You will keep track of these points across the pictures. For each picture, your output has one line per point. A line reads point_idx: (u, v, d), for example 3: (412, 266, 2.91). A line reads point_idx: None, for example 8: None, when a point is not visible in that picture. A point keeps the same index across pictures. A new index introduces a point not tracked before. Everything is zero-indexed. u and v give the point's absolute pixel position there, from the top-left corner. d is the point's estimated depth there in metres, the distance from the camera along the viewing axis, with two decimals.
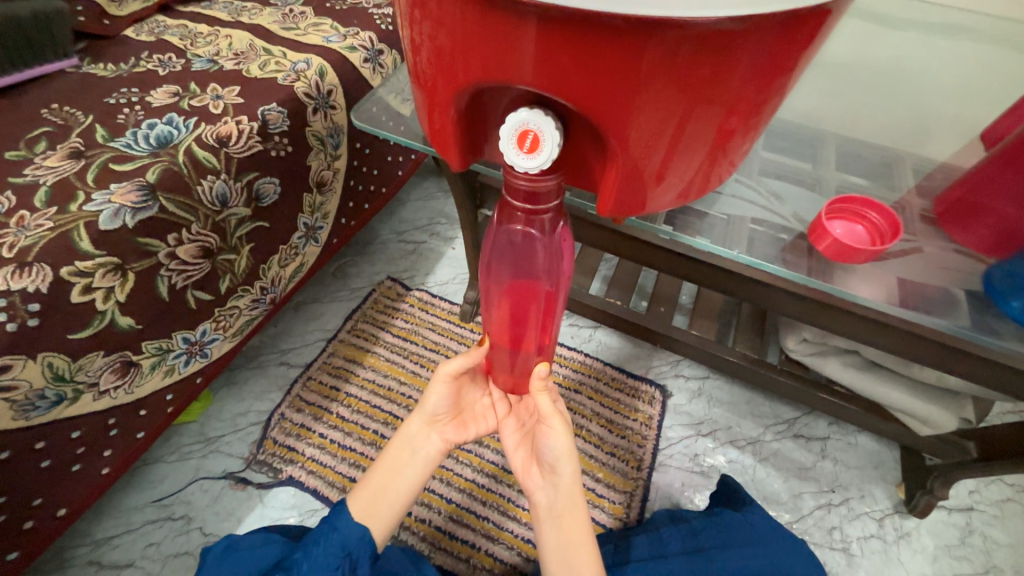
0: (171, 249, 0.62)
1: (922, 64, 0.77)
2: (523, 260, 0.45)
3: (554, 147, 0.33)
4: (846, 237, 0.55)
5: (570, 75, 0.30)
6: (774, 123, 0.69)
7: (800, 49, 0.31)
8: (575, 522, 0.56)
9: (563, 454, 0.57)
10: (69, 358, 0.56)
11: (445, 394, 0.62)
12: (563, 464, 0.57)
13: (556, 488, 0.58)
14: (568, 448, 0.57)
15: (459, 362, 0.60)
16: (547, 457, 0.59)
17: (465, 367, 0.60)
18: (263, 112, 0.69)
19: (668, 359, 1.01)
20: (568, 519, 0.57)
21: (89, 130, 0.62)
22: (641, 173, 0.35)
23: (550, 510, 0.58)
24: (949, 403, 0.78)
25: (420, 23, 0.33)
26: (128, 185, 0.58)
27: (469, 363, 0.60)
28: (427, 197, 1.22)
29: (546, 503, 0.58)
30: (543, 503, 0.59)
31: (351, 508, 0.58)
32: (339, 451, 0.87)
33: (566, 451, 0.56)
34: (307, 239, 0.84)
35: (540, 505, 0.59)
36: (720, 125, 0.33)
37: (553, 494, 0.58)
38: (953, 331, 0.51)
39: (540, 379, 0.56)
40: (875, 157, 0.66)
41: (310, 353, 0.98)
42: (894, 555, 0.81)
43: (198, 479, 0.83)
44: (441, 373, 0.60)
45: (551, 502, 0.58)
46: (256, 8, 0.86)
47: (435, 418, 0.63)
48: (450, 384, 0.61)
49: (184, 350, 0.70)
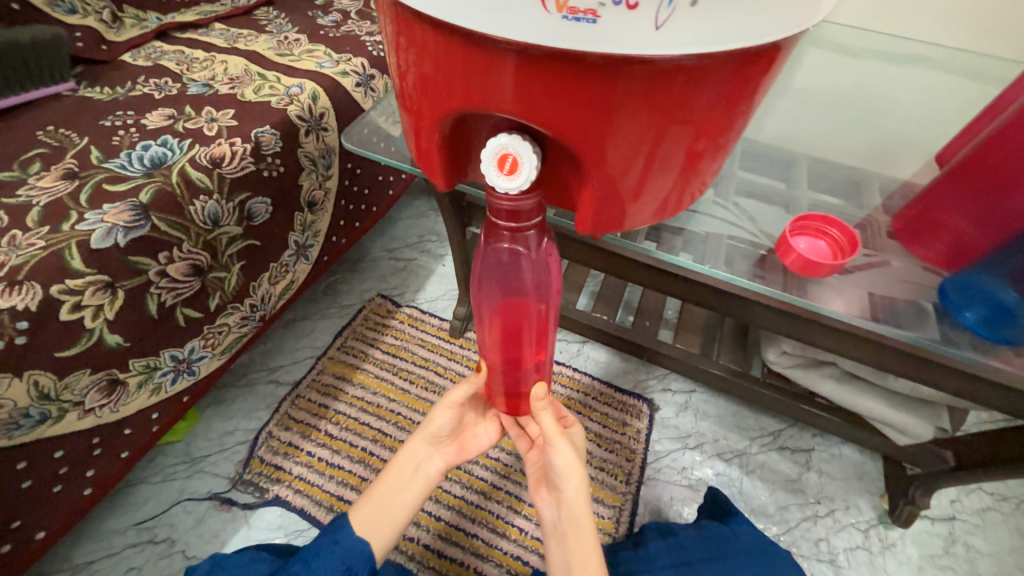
0: (161, 267, 0.63)
1: (888, 87, 0.81)
2: (511, 279, 0.46)
3: (532, 168, 0.35)
4: (811, 252, 0.58)
5: (547, 103, 0.32)
6: (747, 146, 0.72)
7: (759, 79, 0.33)
8: (582, 535, 0.56)
9: (567, 471, 0.57)
10: (55, 376, 0.56)
11: (449, 418, 0.63)
12: (566, 481, 0.57)
13: (560, 504, 0.59)
14: (572, 464, 0.57)
15: (462, 390, 0.61)
16: (552, 475, 0.59)
17: (466, 394, 0.61)
18: (257, 134, 0.71)
19: (655, 373, 1.02)
20: (573, 536, 0.57)
21: (84, 151, 0.64)
22: (619, 191, 0.37)
23: (556, 527, 0.59)
24: (924, 413, 0.80)
25: (406, 51, 0.35)
26: (121, 205, 0.59)
27: (473, 391, 0.61)
28: (418, 215, 1.24)
29: (552, 519, 0.60)
30: (550, 520, 0.61)
31: (352, 521, 0.58)
32: (326, 470, 0.86)
33: (571, 466, 0.57)
34: (298, 256, 0.85)
35: (549, 522, 0.61)
36: (689, 147, 0.35)
37: (558, 511, 0.60)
38: (919, 342, 0.53)
39: (540, 399, 0.56)
40: (841, 179, 0.70)
41: (299, 370, 0.98)
42: (880, 566, 0.82)
43: (182, 500, 0.82)
44: (446, 399, 0.62)
45: (556, 519, 0.60)
46: (252, 35, 0.89)
47: (439, 439, 0.63)
48: (456, 409, 0.62)
49: (172, 367, 0.70)
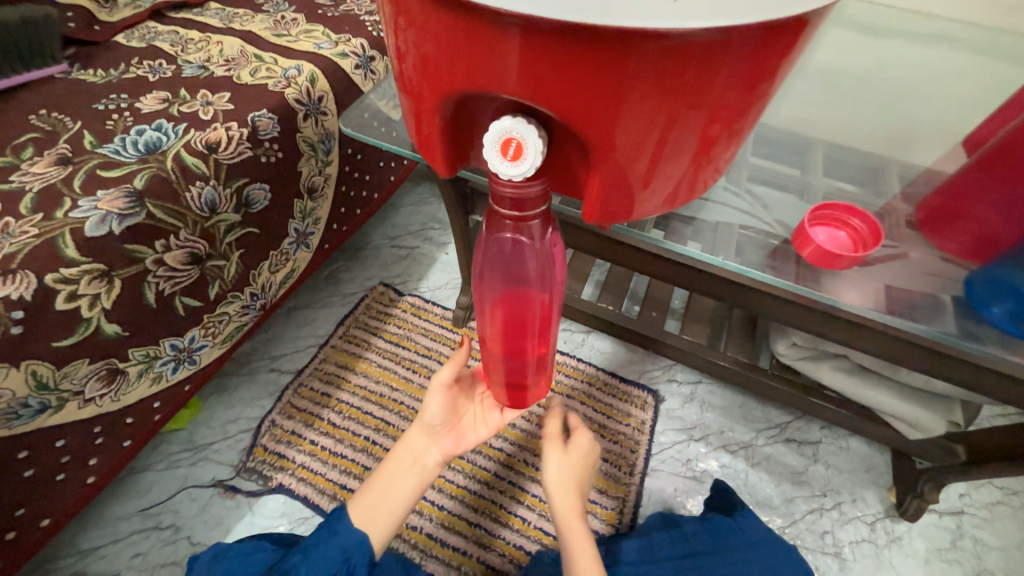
0: (158, 255, 0.62)
1: (910, 69, 0.77)
2: (514, 269, 0.44)
3: (537, 154, 0.33)
4: (829, 243, 0.56)
5: (554, 84, 0.30)
6: (761, 130, 0.70)
7: (780, 59, 0.31)
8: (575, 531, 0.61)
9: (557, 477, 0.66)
10: (52, 367, 0.56)
11: (442, 405, 0.62)
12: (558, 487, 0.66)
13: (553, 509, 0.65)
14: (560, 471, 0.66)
15: (447, 369, 0.61)
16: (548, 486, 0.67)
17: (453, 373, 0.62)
18: (254, 118, 0.69)
19: (661, 363, 1.01)
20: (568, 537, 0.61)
21: (77, 136, 0.62)
22: (629, 179, 0.35)
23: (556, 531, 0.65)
24: (936, 406, 0.79)
25: (405, 31, 0.33)
26: (115, 192, 0.58)
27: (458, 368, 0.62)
28: (421, 202, 1.22)
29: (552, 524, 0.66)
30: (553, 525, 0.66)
31: (351, 513, 0.57)
32: (330, 459, 0.86)
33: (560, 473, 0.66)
34: (299, 244, 0.84)
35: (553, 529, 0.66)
36: (703, 132, 0.33)
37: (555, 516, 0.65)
38: (939, 338, 0.51)
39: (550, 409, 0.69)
40: (859, 166, 0.68)
41: (302, 359, 0.97)
42: (886, 559, 0.82)
43: (187, 487, 0.82)
44: (434, 382, 0.61)
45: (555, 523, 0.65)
46: (248, 14, 0.86)
47: (433, 430, 0.63)
48: (446, 394, 0.62)
49: (173, 357, 0.70)
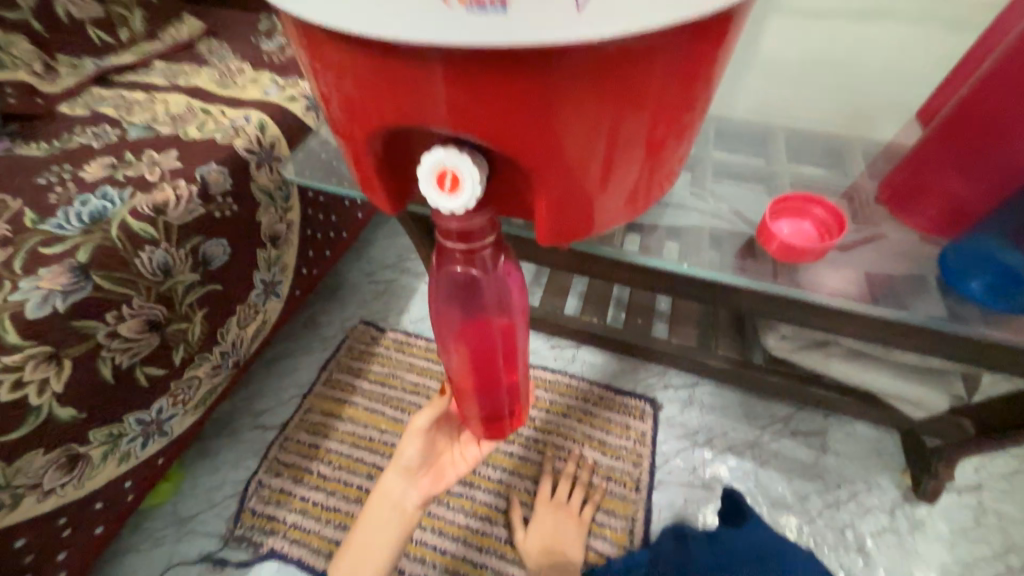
0: (111, 328, 0.59)
1: (858, 48, 0.77)
2: (471, 300, 0.42)
3: (475, 183, 0.31)
4: (796, 236, 0.55)
5: (483, 111, 0.28)
6: (717, 125, 0.69)
7: (713, 53, 0.30)
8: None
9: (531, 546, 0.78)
10: (3, 463, 0.53)
11: (419, 447, 0.59)
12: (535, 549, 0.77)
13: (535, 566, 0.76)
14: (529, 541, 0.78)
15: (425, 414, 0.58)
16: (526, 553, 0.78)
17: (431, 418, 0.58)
18: (202, 173, 0.67)
19: (655, 370, 0.97)
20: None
21: (16, 215, 0.60)
22: (579, 195, 0.33)
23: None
24: (935, 381, 0.77)
25: (323, 74, 0.31)
26: (58, 268, 0.55)
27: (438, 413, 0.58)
28: (395, 233, 1.20)
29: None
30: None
31: (333, 575, 0.56)
32: (322, 514, 0.82)
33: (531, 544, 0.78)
34: (267, 295, 0.81)
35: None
36: (647, 136, 0.32)
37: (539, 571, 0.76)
38: (924, 322, 0.50)
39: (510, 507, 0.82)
40: (818, 152, 0.67)
41: (285, 412, 0.93)
42: (910, 547, 0.79)
43: (173, 565, 0.78)
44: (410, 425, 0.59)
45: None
46: (194, 70, 0.85)
47: (412, 471, 0.60)
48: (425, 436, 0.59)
49: (141, 432, 0.66)
